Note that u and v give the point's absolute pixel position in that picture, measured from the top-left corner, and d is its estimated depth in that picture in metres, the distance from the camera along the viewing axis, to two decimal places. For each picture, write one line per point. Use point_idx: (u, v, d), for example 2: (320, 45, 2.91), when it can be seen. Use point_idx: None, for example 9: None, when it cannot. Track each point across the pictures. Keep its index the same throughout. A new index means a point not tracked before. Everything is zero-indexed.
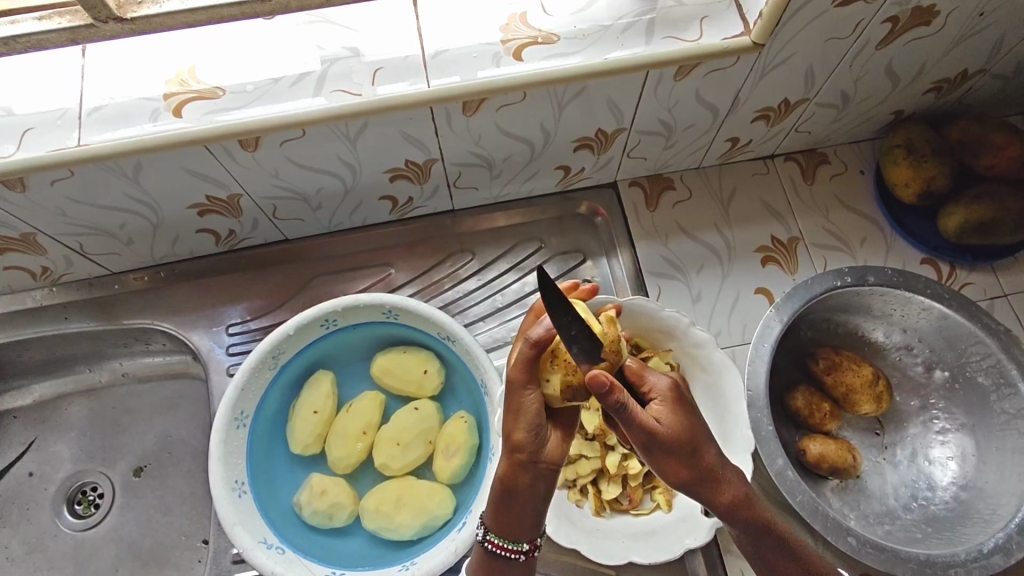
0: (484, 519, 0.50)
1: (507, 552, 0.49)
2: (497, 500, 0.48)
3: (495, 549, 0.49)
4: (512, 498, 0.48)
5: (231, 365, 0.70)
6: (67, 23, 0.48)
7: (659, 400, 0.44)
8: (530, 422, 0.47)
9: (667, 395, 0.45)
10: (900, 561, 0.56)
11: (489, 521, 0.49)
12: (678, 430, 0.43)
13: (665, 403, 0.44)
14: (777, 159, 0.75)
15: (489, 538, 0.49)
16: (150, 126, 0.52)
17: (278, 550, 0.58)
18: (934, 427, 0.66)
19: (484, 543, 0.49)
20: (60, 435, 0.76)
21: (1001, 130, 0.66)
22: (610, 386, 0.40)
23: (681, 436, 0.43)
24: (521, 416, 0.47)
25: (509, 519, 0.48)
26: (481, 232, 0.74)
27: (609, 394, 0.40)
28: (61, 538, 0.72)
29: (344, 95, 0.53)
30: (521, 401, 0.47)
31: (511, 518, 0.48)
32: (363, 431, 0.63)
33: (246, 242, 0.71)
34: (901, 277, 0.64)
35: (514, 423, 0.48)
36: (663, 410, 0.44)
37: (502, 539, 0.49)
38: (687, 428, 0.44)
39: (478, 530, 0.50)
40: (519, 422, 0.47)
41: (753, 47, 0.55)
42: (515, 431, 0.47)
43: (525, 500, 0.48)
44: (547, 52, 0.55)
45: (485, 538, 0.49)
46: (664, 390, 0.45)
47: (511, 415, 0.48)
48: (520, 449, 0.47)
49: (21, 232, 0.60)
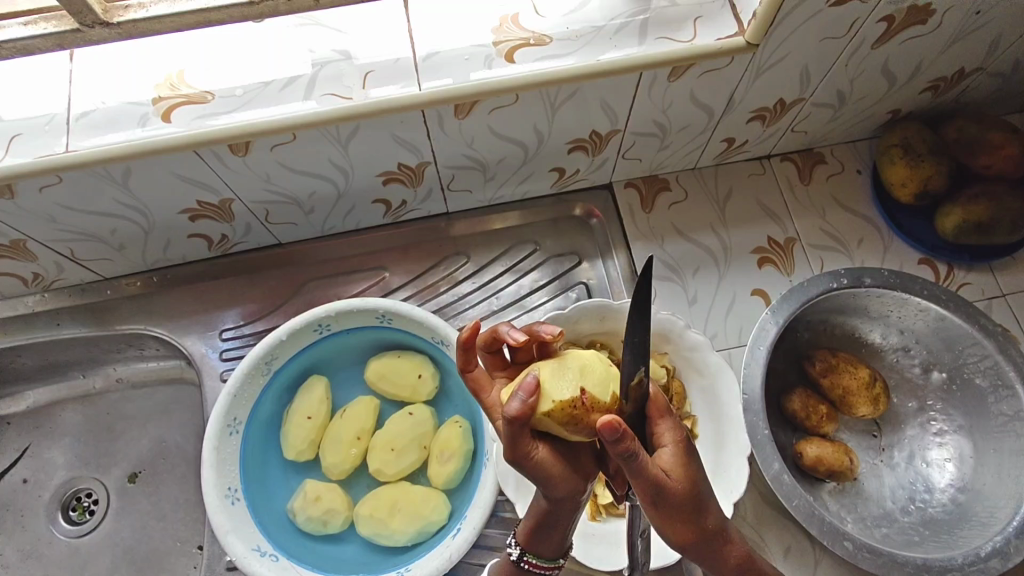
0: (516, 539, 0.49)
1: (542, 569, 0.49)
2: (538, 526, 0.48)
3: (532, 568, 0.49)
4: (555, 523, 0.47)
5: (225, 370, 0.70)
6: (53, 28, 0.47)
7: (670, 449, 0.43)
8: (563, 469, 0.44)
9: (676, 447, 0.43)
10: (897, 565, 0.56)
11: (526, 542, 0.49)
12: (686, 485, 0.42)
13: (680, 453, 0.43)
14: (772, 159, 0.75)
15: (525, 559, 0.49)
16: (139, 131, 0.51)
17: (271, 557, 0.57)
18: (932, 429, 0.66)
19: (522, 563, 0.49)
20: (54, 441, 0.75)
21: (998, 129, 0.65)
22: (623, 433, 0.38)
23: (692, 489, 0.42)
24: (553, 472, 0.43)
25: (546, 542, 0.48)
26: (476, 234, 0.74)
27: (621, 441, 0.38)
28: (55, 545, 0.72)
29: (335, 98, 0.53)
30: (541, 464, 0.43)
31: (551, 541, 0.48)
32: (357, 437, 0.63)
33: (238, 246, 0.71)
34: (897, 278, 0.64)
35: (551, 479, 0.43)
36: (674, 460, 0.43)
37: (539, 558, 0.49)
38: (696, 485, 0.43)
39: (510, 551, 0.49)
40: (557, 475, 0.43)
41: (748, 47, 0.54)
42: (557, 484, 0.44)
43: (564, 525, 0.47)
44: (538, 53, 0.54)
45: (522, 558, 0.49)
46: (678, 435, 0.44)
47: (547, 475, 0.43)
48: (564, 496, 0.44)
49: (10, 239, 0.60)
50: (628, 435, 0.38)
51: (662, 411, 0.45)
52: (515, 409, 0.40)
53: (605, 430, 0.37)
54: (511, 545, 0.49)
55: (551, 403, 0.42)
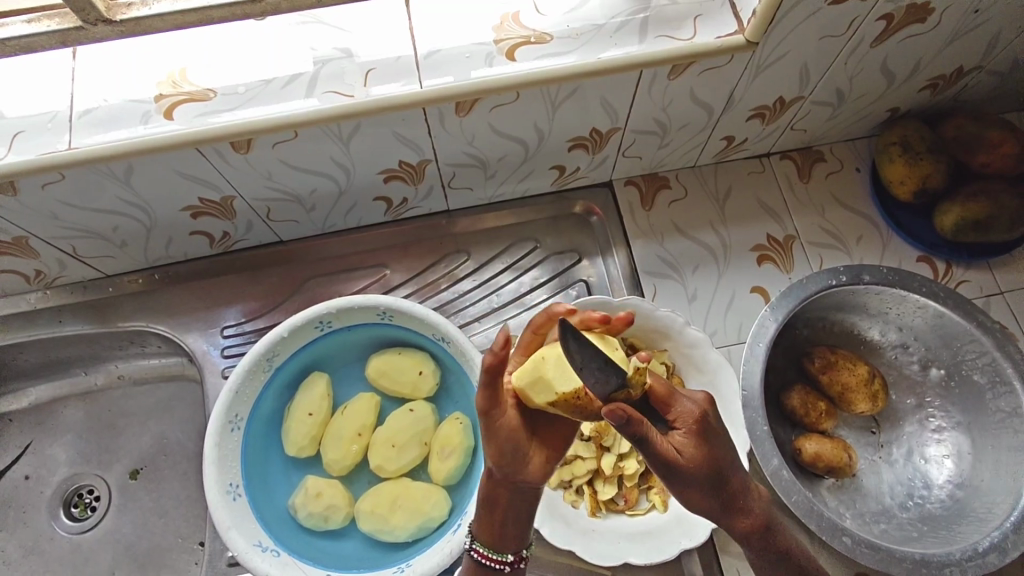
0: (473, 528, 0.51)
1: (492, 562, 0.49)
2: (486, 513, 0.50)
3: (482, 559, 0.50)
4: (498, 510, 0.49)
5: (227, 367, 0.70)
6: (57, 25, 0.47)
7: (684, 429, 0.43)
8: (508, 446, 0.47)
9: (689, 427, 0.43)
10: (896, 560, 0.56)
11: (477, 531, 0.50)
12: (702, 461, 0.43)
13: (692, 434, 0.43)
14: (772, 157, 0.75)
15: (475, 548, 0.50)
16: (142, 128, 0.52)
17: (273, 552, 0.57)
18: (931, 425, 0.66)
19: (471, 553, 0.50)
20: (56, 437, 0.76)
21: (997, 127, 0.65)
22: (628, 417, 0.39)
23: (710, 465, 0.43)
24: (497, 442, 0.46)
25: (494, 530, 0.50)
26: (477, 232, 0.74)
27: (628, 425, 0.39)
28: (57, 542, 0.72)
29: (337, 95, 0.53)
30: (495, 430, 0.46)
31: (498, 532, 0.50)
32: (358, 433, 0.63)
33: (240, 243, 0.71)
34: (896, 275, 0.64)
35: (496, 449, 0.47)
36: (688, 440, 0.43)
37: (490, 549, 0.49)
38: (713, 460, 0.43)
39: (467, 541, 0.51)
40: (498, 447, 0.47)
41: (747, 45, 0.54)
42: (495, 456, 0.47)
43: (507, 515, 0.49)
44: (539, 51, 0.55)
45: (472, 546, 0.51)
46: (690, 416, 0.43)
47: (492, 442, 0.46)
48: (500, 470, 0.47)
49: (13, 236, 0.60)
50: (635, 418, 0.39)
51: (669, 396, 0.44)
52: (487, 358, 0.41)
53: (613, 417, 0.38)
54: (468, 534, 0.51)
55: (554, 394, 0.44)
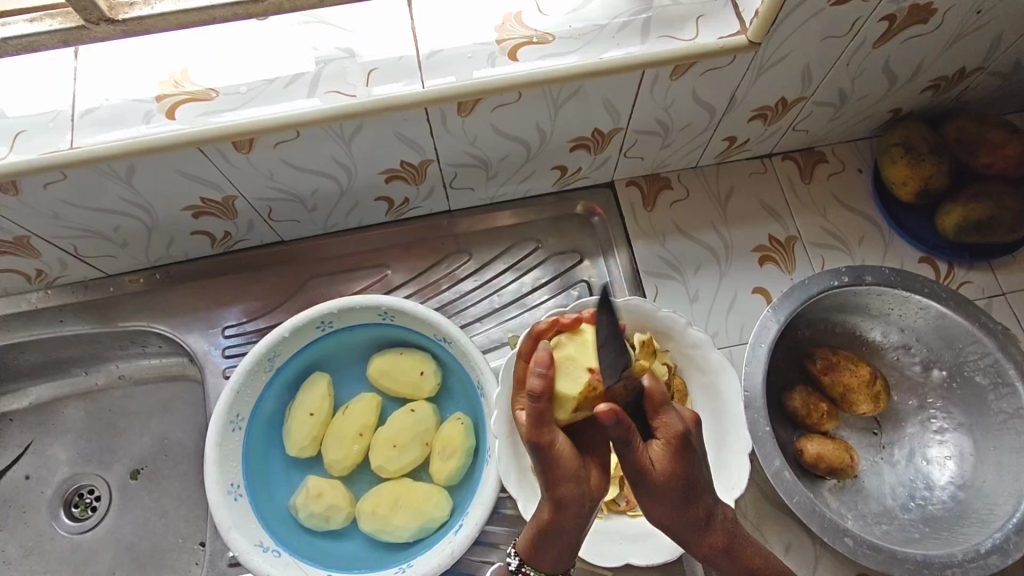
0: (516, 548, 0.51)
1: None
2: (540, 538, 0.49)
3: None
4: (558, 537, 0.48)
5: (228, 367, 0.70)
6: (59, 25, 0.47)
7: (664, 441, 0.45)
8: (574, 469, 0.47)
9: (668, 441, 0.45)
10: (898, 562, 0.56)
11: (527, 555, 0.50)
12: (672, 476, 0.44)
13: (671, 447, 0.45)
14: (774, 158, 0.75)
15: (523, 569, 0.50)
16: (144, 128, 0.52)
17: (274, 552, 0.57)
18: (932, 427, 0.66)
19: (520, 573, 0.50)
20: (57, 437, 0.76)
21: (1000, 128, 0.65)
22: (621, 418, 0.41)
23: (677, 482, 0.45)
24: (560, 468, 0.47)
25: (547, 554, 0.49)
26: (478, 232, 0.74)
27: (619, 425, 0.42)
28: (58, 541, 0.72)
29: (338, 95, 0.53)
30: (555, 454, 0.46)
31: (551, 556, 0.49)
32: (359, 433, 0.63)
33: (241, 243, 0.71)
34: (898, 276, 0.64)
35: (561, 475, 0.46)
36: (664, 453, 0.45)
37: (535, 570, 0.50)
38: (685, 477, 0.45)
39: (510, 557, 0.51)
40: (563, 474, 0.46)
41: (749, 46, 0.54)
42: (561, 485, 0.47)
43: (567, 540, 0.48)
44: (541, 52, 0.55)
45: (521, 569, 0.50)
46: (674, 430, 0.45)
47: (556, 468, 0.47)
48: (568, 492, 0.47)
49: (14, 235, 0.60)
50: (626, 419, 0.42)
51: (662, 404, 0.45)
52: (536, 384, 0.45)
53: (604, 417, 0.41)
54: (511, 554, 0.51)
55: (573, 401, 0.47)
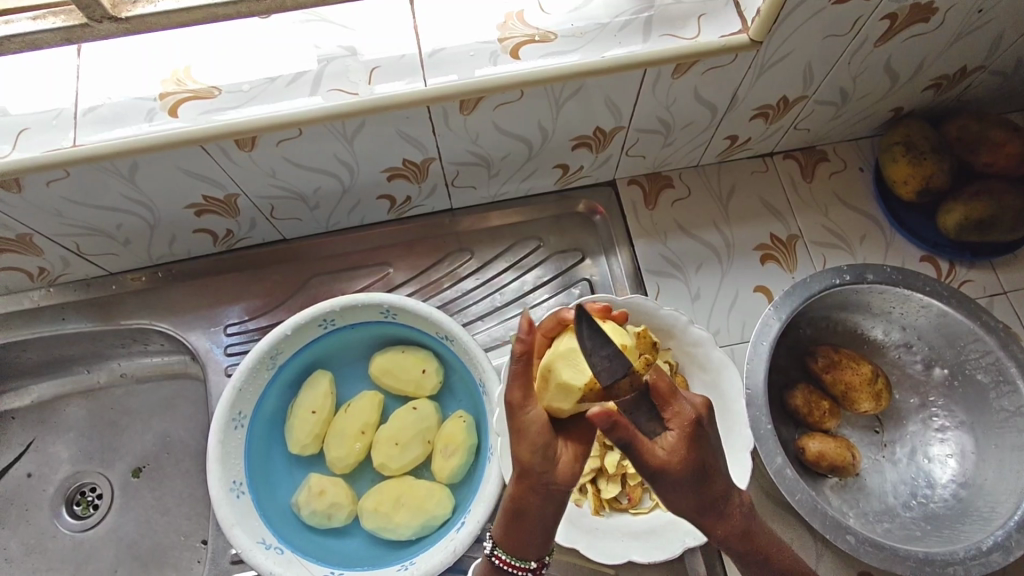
0: (493, 533, 0.51)
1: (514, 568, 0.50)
2: (511, 520, 0.49)
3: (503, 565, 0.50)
4: (526, 518, 0.48)
5: (230, 365, 0.70)
6: (62, 23, 0.47)
7: (677, 430, 0.43)
8: (539, 442, 0.46)
9: (682, 432, 0.43)
10: (900, 559, 0.56)
11: (498, 537, 0.50)
12: (687, 465, 0.43)
13: (684, 437, 0.43)
14: (776, 156, 0.75)
15: (497, 553, 0.50)
16: (146, 126, 0.52)
17: (276, 550, 0.57)
18: (933, 425, 0.66)
19: (494, 559, 0.50)
20: (59, 435, 0.76)
21: (1001, 127, 0.65)
22: (615, 420, 0.40)
23: (692, 469, 0.43)
24: (524, 436, 0.47)
25: (520, 538, 0.49)
26: (480, 231, 0.74)
27: (614, 428, 0.40)
28: (59, 539, 0.72)
29: (341, 94, 0.53)
30: (525, 424, 0.46)
31: (521, 539, 0.49)
32: (361, 431, 0.63)
33: (243, 242, 0.71)
34: (900, 274, 0.65)
35: (523, 445, 0.47)
36: (677, 444, 0.43)
37: (510, 555, 0.50)
38: (701, 465, 0.43)
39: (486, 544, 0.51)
40: (526, 444, 0.47)
41: (751, 45, 0.54)
42: (523, 454, 0.47)
43: (534, 521, 0.48)
44: (543, 50, 0.55)
45: (494, 552, 0.50)
46: (687, 420, 0.43)
47: (522, 435, 0.47)
48: (529, 467, 0.47)
49: (17, 233, 0.60)
50: (621, 422, 0.40)
51: (670, 396, 0.43)
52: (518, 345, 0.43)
53: (597, 420, 0.39)
54: (488, 538, 0.51)
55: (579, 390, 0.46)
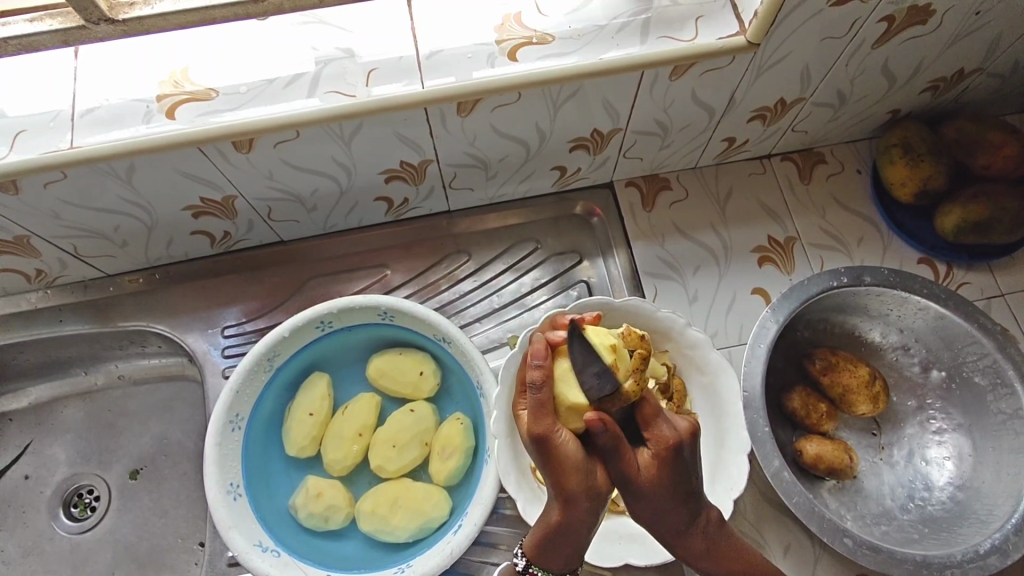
0: (523, 548, 0.49)
1: None
2: (547, 536, 0.47)
3: None
4: (567, 536, 0.46)
5: (227, 367, 0.70)
6: (59, 24, 0.47)
7: (654, 449, 0.44)
8: (579, 461, 0.44)
9: (659, 451, 0.44)
10: (897, 562, 0.56)
11: (532, 554, 0.49)
12: (661, 484, 0.44)
13: (661, 456, 0.44)
14: (773, 158, 0.75)
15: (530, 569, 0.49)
16: (143, 128, 0.52)
17: (273, 552, 0.57)
18: (931, 427, 0.66)
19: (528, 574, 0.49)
20: (57, 437, 0.76)
21: (998, 129, 0.65)
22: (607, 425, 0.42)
23: (665, 489, 0.44)
24: (564, 463, 0.44)
25: (553, 554, 0.48)
26: (478, 233, 0.74)
27: (604, 433, 0.42)
28: (57, 541, 0.72)
29: (338, 95, 0.53)
30: (560, 447, 0.44)
31: (558, 555, 0.48)
32: (359, 433, 0.63)
33: (241, 243, 0.71)
34: (897, 276, 0.64)
35: (565, 470, 0.44)
36: (653, 462, 0.44)
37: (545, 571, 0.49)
38: (673, 485, 0.44)
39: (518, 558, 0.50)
40: (567, 468, 0.44)
41: (748, 46, 0.54)
42: (567, 479, 0.44)
43: (576, 537, 0.46)
44: (541, 52, 0.55)
45: (528, 569, 0.49)
46: (666, 440, 0.44)
47: (560, 461, 0.44)
48: (571, 488, 0.44)
49: (14, 235, 0.60)
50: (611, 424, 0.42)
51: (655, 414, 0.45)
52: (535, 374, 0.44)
53: (593, 426, 0.41)
54: (519, 554, 0.50)
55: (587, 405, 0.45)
